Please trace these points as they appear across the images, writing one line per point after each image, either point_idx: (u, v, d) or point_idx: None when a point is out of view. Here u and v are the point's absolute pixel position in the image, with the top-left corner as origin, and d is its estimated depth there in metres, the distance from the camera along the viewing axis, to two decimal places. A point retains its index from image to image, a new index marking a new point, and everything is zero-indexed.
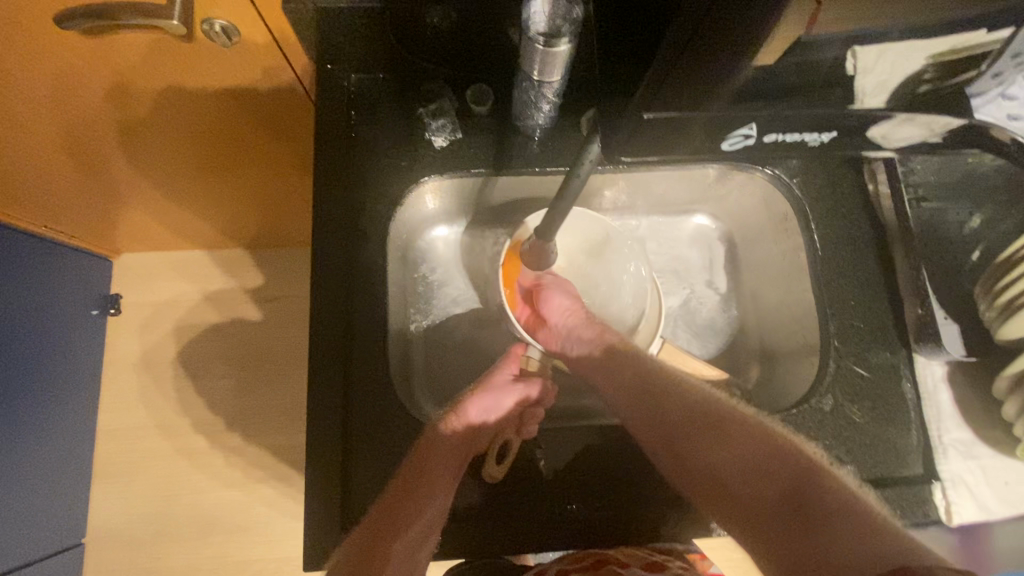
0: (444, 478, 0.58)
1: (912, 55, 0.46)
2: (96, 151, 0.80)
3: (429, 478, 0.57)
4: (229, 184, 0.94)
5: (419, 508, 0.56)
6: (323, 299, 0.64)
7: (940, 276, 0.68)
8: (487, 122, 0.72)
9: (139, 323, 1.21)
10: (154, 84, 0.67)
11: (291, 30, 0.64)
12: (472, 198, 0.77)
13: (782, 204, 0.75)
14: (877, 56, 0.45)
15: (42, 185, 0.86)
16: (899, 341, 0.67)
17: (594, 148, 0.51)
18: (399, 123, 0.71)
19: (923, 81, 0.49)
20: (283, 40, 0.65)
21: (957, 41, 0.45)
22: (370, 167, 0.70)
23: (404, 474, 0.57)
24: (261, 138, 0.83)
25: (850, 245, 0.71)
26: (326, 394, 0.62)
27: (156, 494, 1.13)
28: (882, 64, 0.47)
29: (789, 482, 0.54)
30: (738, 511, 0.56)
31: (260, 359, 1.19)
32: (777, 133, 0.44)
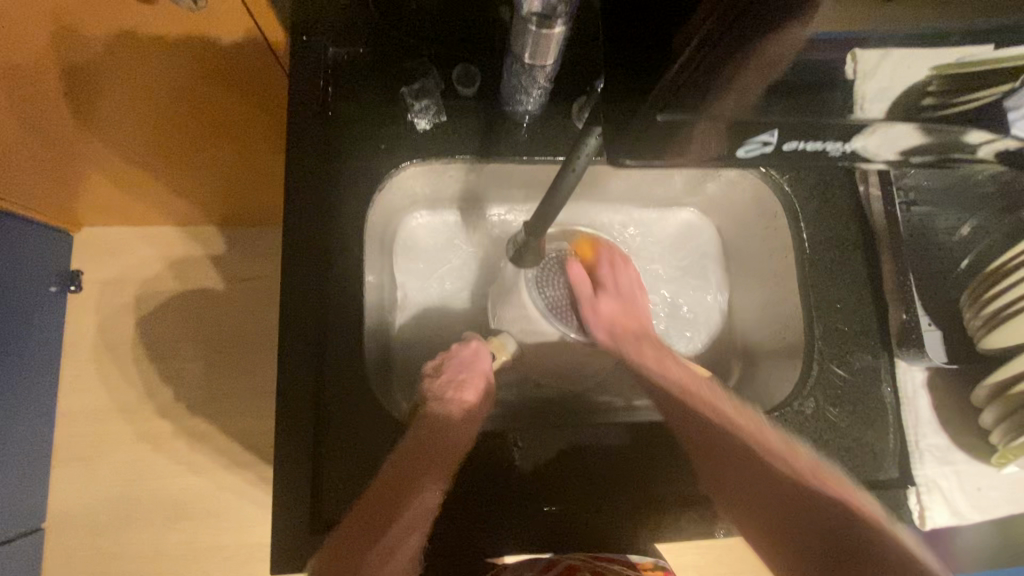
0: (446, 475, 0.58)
1: (907, 68, 0.45)
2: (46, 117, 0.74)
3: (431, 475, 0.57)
4: (199, 159, 0.89)
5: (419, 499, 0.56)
6: (294, 289, 0.61)
7: (926, 282, 0.68)
8: (474, 105, 0.67)
9: (97, 300, 1.14)
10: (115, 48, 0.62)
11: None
12: (457, 185, 0.75)
13: (773, 202, 0.73)
14: (874, 61, 0.45)
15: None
16: (882, 345, 0.67)
17: (591, 139, 0.48)
18: (380, 103, 0.67)
19: (927, 95, 0.46)
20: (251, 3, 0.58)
21: (961, 56, 0.43)
22: (348, 148, 0.66)
23: (414, 464, 0.57)
24: (236, 111, 0.77)
25: (838, 245, 0.70)
26: (298, 387, 0.59)
27: (117, 482, 1.08)
28: (885, 71, 0.45)
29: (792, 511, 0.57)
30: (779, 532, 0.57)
31: (228, 342, 1.14)
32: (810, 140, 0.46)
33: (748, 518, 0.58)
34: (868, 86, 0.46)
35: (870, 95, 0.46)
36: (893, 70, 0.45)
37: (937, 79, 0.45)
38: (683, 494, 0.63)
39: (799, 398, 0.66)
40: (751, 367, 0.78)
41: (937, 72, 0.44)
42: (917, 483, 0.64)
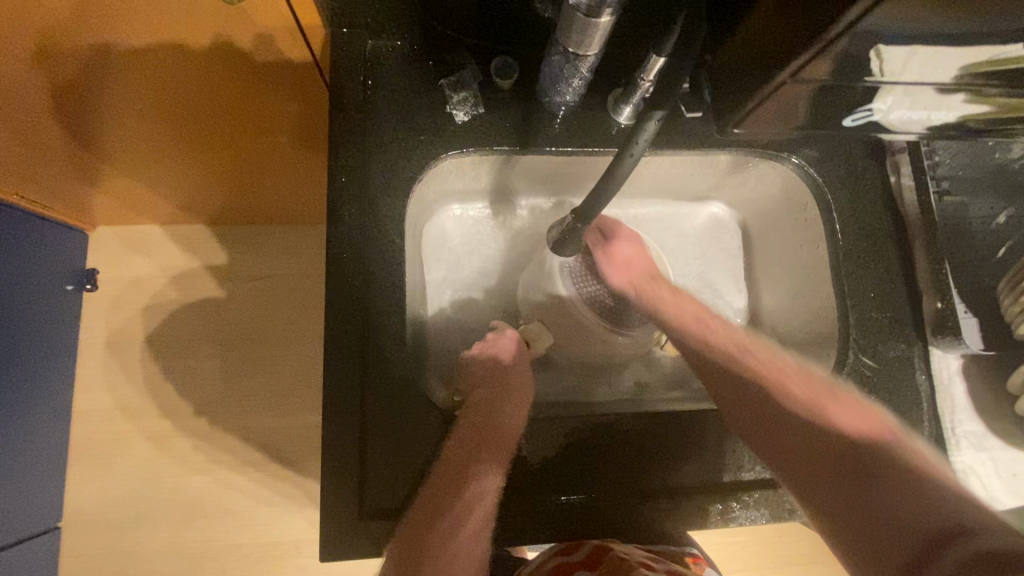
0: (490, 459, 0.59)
1: (942, 66, 0.55)
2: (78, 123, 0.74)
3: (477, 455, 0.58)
4: (227, 158, 0.89)
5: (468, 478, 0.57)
6: (338, 279, 0.61)
7: (962, 270, 0.68)
8: (511, 97, 0.68)
9: (116, 299, 1.14)
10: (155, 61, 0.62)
11: None
12: (491, 178, 0.75)
13: (803, 194, 0.74)
14: (901, 61, 0.54)
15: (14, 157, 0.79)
16: (916, 333, 0.68)
17: (653, 122, 0.50)
18: (419, 95, 0.67)
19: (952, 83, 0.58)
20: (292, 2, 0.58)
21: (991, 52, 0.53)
22: (387, 140, 0.66)
23: (461, 447, 0.59)
24: (268, 111, 0.78)
25: (871, 236, 0.71)
26: (342, 376, 0.59)
27: (140, 478, 1.08)
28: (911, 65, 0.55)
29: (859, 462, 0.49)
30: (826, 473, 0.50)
31: (250, 339, 1.14)
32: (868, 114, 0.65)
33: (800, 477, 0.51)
34: (895, 82, 0.58)
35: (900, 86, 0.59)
36: (920, 70, 0.56)
37: (963, 75, 0.57)
38: (719, 480, 0.64)
39: None
40: None
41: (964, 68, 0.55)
42: (955, 469, 0.65)
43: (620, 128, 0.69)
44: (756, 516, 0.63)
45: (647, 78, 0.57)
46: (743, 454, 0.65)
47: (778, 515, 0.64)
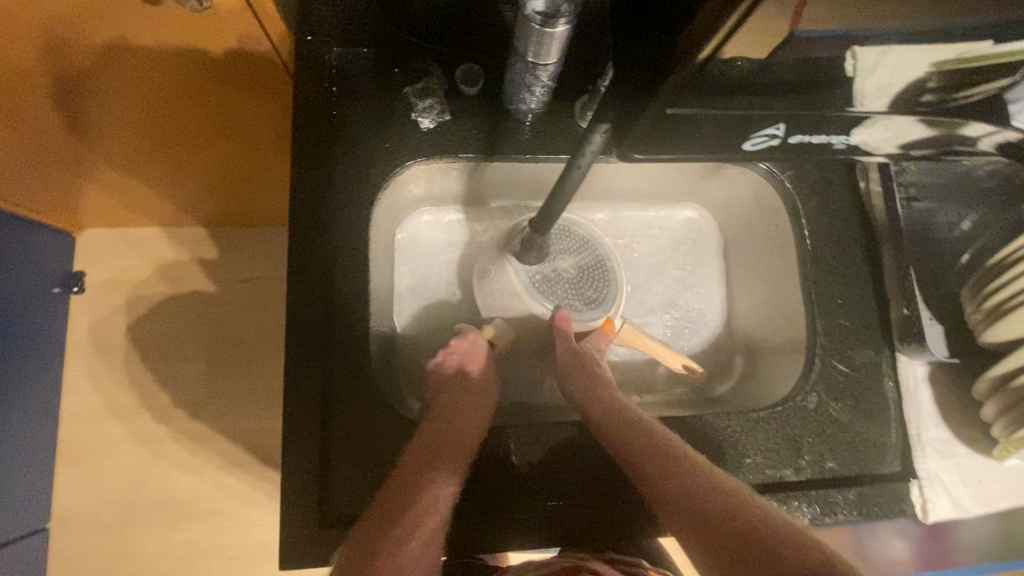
0: (451, 460, 0.59)
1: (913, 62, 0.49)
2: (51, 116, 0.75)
3: (438, 458, 0.58)
4: (206, 159, 0.89)
5: (428, 478, 0.56)
6: (302, 286, 0.61)
7: (927, 276, 0.68)
8: (477, 105, 0.68)
9: (100, 302, 1.15)
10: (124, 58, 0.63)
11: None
12: (461, 183, 0.76)
13: (774, 199, 0.74)
14: (874, 60, 0.48)
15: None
16: (884, 340, 0.68)
17: (596, 136, 0.50)
18: (384, 102, 0.67)
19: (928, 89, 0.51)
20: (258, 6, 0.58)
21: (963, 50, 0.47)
22: (352, 147, 0.66)
23: (423, 448, 0.59)
24: (244, 113, 0.78)
25: (840, 242, 0.71)
26: (306, 385, 0.60)
27: (123, 481, 1.09)
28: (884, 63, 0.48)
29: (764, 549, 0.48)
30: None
31: (231, 342, 1.14)
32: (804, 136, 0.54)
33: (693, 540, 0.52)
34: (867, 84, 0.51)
35: (871, 91, 0.51)
36: (891, 73, 0.49)
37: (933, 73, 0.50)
38: None
39: (801, 392, 0.67)
40: (753, 362, 0.79)
41: (935, 67, 0.48)
42: (918, 476, 0.65)
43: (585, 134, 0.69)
44: None
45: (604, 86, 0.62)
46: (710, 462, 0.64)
47: None
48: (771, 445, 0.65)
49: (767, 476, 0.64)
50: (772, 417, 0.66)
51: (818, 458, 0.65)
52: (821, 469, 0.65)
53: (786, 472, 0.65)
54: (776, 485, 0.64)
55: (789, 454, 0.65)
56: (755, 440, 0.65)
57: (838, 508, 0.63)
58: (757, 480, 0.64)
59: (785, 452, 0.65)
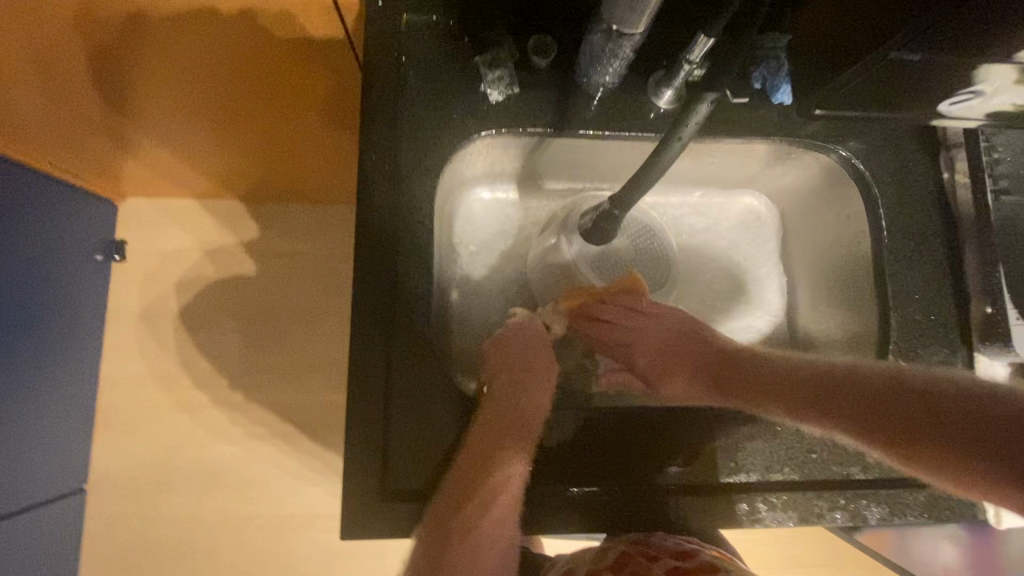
0: (517, 444, 0.57)
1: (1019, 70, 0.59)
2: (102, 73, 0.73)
3: (504, 441, 0.57)
4: (255, 132, 0.90)
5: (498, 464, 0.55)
6: (367, 258, 0.61)
7: (1017, 275, 0.65)
8: (548, 77, 0.66)
9: (143, 270, 1.16)
10: None
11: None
12: (522, 160, 0.74)
13: (848, 188, 0.71)
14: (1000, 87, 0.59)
15: (40, 116, 0.79)
16: (960, 339, 0.65)
17: (706, 103, 0.49)
18: (454, 73, 0.65)
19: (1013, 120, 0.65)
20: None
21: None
22: (419, 118, 0.64)
23: (487, 436, 0.57)
24: (296, 75, 0.77)
25: (917, 235, 0.68)
26: (367, 356, 0.59)
27: (163, 446, 1.11)
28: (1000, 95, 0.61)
29: (908, 391, 0.57)
30: (873, 428, 0.58)
31: (272, 315, 1.15)
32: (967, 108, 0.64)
33: (837, 417, 0.59)
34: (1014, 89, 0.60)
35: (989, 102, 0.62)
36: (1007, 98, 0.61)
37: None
38: (746, 480, 0.63)
39: None
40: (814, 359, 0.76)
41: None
42: None
43: (659, 112, 0.66)
44: (783, 519, 0.62)
45: (693, 58, 0.55)
46: (773, 455, 0.63)
47: (807, 518, 0.62)
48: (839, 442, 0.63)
49: (833, 472, 0.63)
50: None
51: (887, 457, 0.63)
52: (890, 468, 0.63)
53: (853, 470, 0.63)
54: (842, 483, 0.63)
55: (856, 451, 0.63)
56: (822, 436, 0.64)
57: (907, 510, 0.62)
58: (823, 476, 0.63)
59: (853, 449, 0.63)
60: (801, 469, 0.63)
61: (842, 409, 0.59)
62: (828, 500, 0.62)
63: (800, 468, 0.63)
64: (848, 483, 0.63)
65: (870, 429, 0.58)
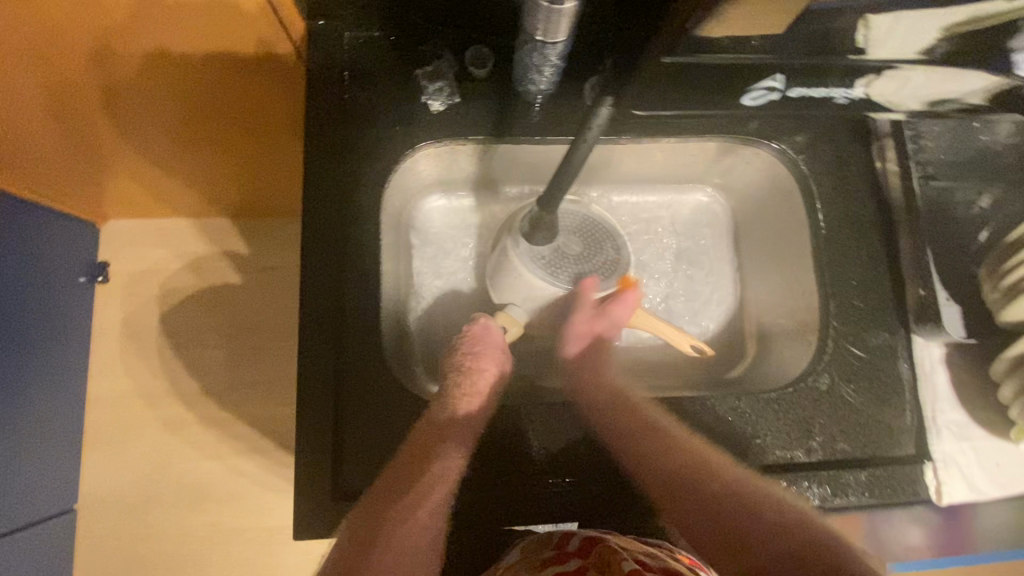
0: (461, 438, 0.61)
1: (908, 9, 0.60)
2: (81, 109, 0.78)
3: (447, 435, 0.61)
4: (233, 159, 0.96)
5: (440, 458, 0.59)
6: (316, 269, 0.63)
7: (947, 257, 0.66)
8: (487, 86, 0.68)
9: (123, 290, 1.18)
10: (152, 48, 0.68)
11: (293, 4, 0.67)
12: (472, 167, 0.76)
13: (787, 180, 0.73)
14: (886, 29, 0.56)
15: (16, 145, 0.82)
16: (898, 321, 0.67)
17: (602, 110, 0.51)
18: (397, 87, 0.68)
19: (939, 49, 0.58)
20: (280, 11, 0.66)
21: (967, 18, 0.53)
22: (365, 130, 0.67)
23: (435, 431, 0.60)
24: (253, 91, 0.80)
25: (854, 222, 0.70)
26: (318, 362, 0.61)
27: (147, 463, 1.12)
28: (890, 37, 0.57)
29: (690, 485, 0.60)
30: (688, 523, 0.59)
31: (250, 328, 1.17)
32: (800, 89, 0.65)
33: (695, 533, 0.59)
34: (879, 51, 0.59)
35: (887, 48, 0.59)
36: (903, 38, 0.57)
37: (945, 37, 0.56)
38: None
39: (813, 373, 0.66)
40: (766, 346, 0.78)
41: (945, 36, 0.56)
42: (933, 458, 0.64)
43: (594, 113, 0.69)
44: None
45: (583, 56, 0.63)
46: (716, 443, 0.64)
47: None
48: (782, 426, 0.65)
49: (777, 457, 0.64)
50: (782, 399, 0.65)
51: (829, 439, 0.64)
52: (832, 450, 0.64)
53: (797, 453, 0.64)
54: (787, 467, 0.64)
55: (799, 435, 0.64)
56: (765, 421, 0.65)
57: (849, 490, 0.63)
58: (767, 461, 0.64)
59: (796, 433, 0.65)
60: (745, 455, 0.64)
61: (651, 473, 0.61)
62: (772, 484, 0.63)
63: (743, 454, 0.64)
64: (795, 467, 0.64)
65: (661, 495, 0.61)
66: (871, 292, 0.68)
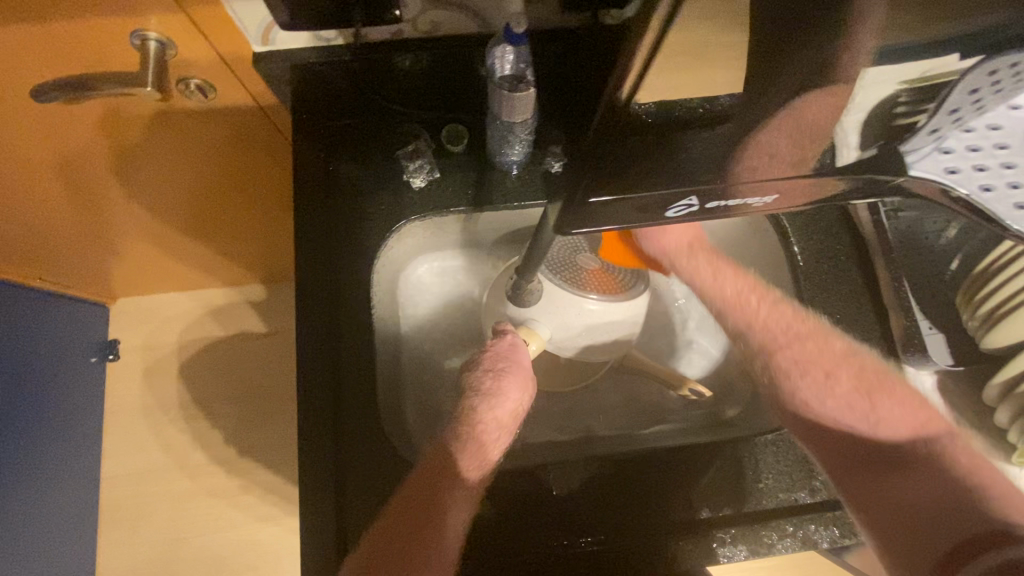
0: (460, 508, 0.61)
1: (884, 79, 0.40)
2: (76, 198, 0.81)
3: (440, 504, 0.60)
4: (226, 231, 0.99)
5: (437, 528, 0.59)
6: (314, 347, 0.65)
7: (919, 285, 0.69)
8: (464, 160, 0.72)
9: (133, 368, 1.20)
10: (140, 143, 0.71)
11: (270, 95, 0.69)
12: (457, 233, 0.80)
13: (760, 221, 0.75)
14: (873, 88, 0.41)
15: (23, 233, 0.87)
16: (887, 352, 0.68)
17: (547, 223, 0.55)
18: (379, 168, 0.72)
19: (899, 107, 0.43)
20: (260, 101, 0.69)
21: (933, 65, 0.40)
22: (351, 210, 0.70)
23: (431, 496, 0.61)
24: (237, 176, 0.84)
25: (833, 256, 0.71)
26: (318, 442, 0.63)
27: (162, 540, 1.11)
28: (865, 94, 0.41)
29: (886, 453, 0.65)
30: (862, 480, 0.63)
31: (258, 397, 1.18)
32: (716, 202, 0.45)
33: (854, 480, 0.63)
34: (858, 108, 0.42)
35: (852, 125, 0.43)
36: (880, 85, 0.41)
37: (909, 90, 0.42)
38: (700, 519, 0.63)
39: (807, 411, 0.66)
40: None
41: (903, 85, 0.41)
42: None
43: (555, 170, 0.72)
44: (735, 553, 0.62)
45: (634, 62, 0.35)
46: (719, 489, 0.64)
47: (757, 551, 0.62)
48: (783, 468, 0.65)
49: (781, 499, 0.64)
50: (779, 441, 0.66)
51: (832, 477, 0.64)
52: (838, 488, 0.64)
53: (801, 495, 0.64)
54: (791, 510, 0.64)
55: (802, 475, 0.65)
56: (764, 463, 0.65)
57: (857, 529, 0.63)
58: (771, 504, 0.64)
59: (798, 474, 0.65)
60: (748, 500, 0.64)
61: (842, 453, 0.65)
62: (777, 528, 0.63)
63: (746, 499, 0.64)
64: (799, 509, 0.64)
65: (838, 455, 0.65)
66: (858, 325, 0.69)
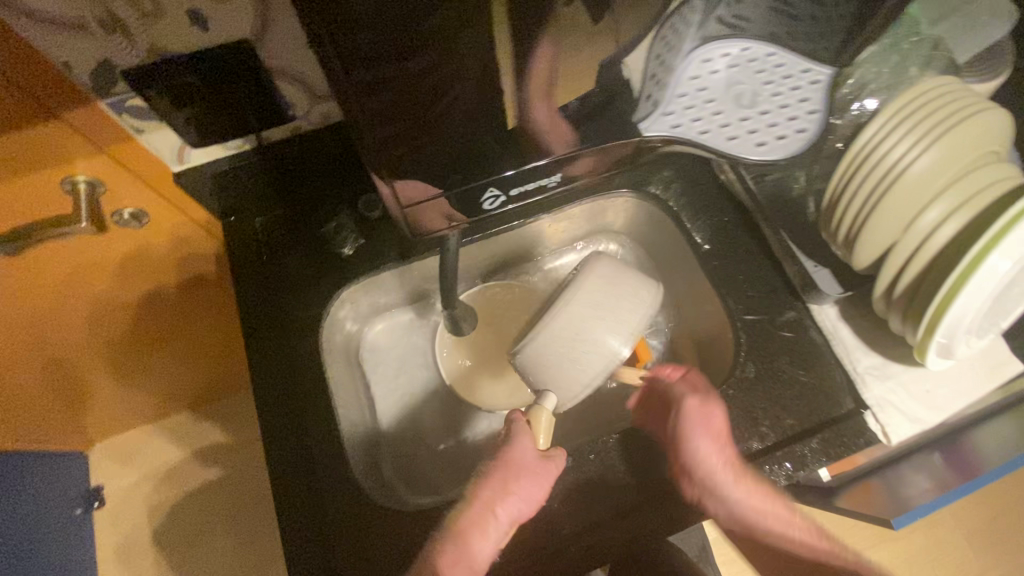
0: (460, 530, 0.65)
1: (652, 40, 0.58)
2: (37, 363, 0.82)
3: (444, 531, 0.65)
4: (187, 347, 1.03)
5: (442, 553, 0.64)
6: (282, 426, 0.71)
7: (800, 231, 0.77)
8: (384, 222, 0.80)
9: (122, 508, 1.20)
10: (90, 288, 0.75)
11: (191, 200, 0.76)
12: (398, 289, 0.86)
13: (659, 214, 0.84)
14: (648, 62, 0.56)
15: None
16: (791, 296, 0.76)
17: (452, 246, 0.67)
18: (311, 246, 0.79)
19: None
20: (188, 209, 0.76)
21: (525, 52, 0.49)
22: (294, 290, 0.78)
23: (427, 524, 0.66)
24: (186, 292, 0.89)
25: (723, 227, 0.81)
26: (301, 510, 0.67)
27: None
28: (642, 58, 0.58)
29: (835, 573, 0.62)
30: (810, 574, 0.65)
31: (251, 500, 1.19)
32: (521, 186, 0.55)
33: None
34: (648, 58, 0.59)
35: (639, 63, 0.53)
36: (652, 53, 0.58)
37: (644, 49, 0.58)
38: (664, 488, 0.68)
39: (738, 366, 0.73)
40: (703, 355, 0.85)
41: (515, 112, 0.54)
42: (869, 405, 0.69)
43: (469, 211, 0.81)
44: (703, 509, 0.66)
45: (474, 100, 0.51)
46: None
47: None
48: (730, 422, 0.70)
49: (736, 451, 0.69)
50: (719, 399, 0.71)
51: (776, 420, 0.70)
52: (783, 427, 0.69)
53: (753, 442, 0.69)
54: (746, 458, 0.68)
55: (749, 425, 0.70)
56: None
57: (808, 460, 0.68)
58: None
59: (746, 425, 0.70)
60: None
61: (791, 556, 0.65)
62: None
63: None
64: (756, 456, 0.68)
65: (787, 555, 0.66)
66: (759, 280, 0.77)
